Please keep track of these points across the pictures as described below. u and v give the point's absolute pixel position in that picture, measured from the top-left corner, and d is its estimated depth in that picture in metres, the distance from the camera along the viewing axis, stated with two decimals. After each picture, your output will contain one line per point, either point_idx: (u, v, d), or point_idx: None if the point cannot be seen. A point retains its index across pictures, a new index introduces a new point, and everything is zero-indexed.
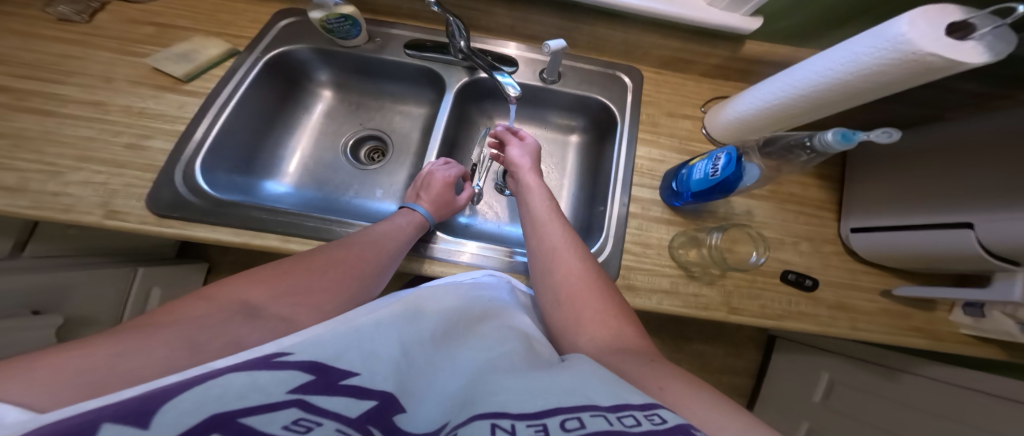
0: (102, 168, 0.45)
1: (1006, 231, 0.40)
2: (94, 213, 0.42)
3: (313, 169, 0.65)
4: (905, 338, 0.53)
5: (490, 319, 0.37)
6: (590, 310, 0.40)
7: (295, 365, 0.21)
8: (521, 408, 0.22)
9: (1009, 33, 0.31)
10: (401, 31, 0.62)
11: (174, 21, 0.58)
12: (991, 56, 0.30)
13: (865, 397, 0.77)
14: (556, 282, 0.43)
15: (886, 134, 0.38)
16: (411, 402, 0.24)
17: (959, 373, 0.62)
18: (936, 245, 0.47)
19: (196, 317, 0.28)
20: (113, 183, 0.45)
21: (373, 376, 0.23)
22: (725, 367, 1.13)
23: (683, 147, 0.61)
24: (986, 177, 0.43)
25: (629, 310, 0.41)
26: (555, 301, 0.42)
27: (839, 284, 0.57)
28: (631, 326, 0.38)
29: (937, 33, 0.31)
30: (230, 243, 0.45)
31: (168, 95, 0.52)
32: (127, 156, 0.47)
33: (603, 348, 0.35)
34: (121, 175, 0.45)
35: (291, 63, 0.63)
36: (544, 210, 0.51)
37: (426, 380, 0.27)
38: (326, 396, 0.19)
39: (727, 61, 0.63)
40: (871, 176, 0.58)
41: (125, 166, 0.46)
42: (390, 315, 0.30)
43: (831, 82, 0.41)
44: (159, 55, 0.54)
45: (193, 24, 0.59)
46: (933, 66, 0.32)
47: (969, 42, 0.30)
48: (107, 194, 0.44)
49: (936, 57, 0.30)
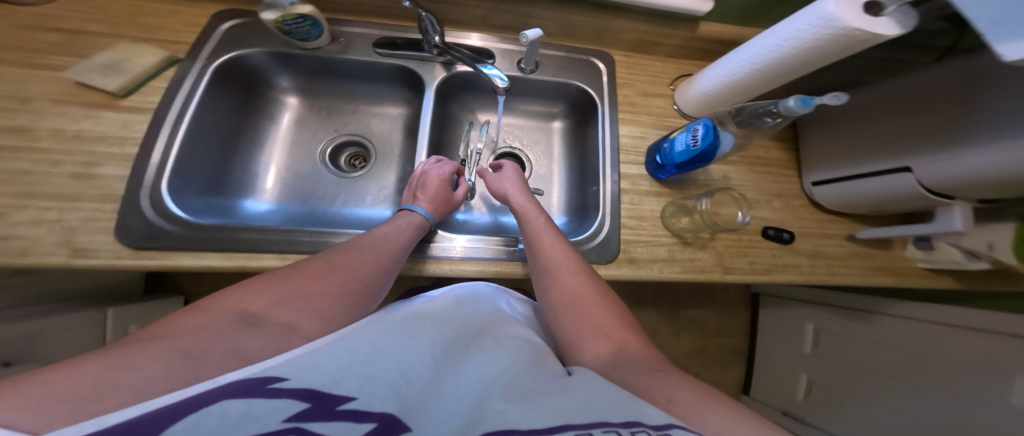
0: (50, 203, 0.39)
1: (942, 173, 0.46)
2: (57, 253, 0.38)
3: (292, 182, 0.61)
4: (871, 275, 0.60)
5: (493, 332, 0.37)
6: (592, 322, 0.39)
7: (289, 394, 0.19)
8: (531, 425, 0.20)
9: (910, 10, 0.38)
10: (360, 28, 0.59)
11: (82, 26, 0.52)
12: (901, 29, 0.37)
13: (849, 341, 0.88)
14: (556, 293, 0.43)
15: (836, 98, 0.41)
16: (418, 420, 0.21)
17: (933, 310, 0.73)
18: (883, 188, 0.53)
19: (194, 332, 0.25)
20: (69, 219, 0.39)
21: (372, 398, 0.21)
22: (720, 328, 1.19)
23: (660, 124, 0.64)
24: (917, 121, 0.49)
25: (631, 319, 0.40)
26: (556, 314, 0.42)
27: (811, 234, 0.62)
28: (634, 337, 0.38)
29: (856, 11, 0.36)
30: (223, 269, 0.42)
31: (104, 113, 0.46)
32: (78, 187, 0.41)
33: (608, 362, 0.35)
34: (77, 209, 0.40)
35: (244, 70, 0.57)
36: (537, 225, 0.49)
37: (432, 392, 0.25)
38: (324, 426, 0.17)
39: (686, 42, 0.67)
40: (815, 129, 0.64)
41: (78, 198, 0.40)
42: (387, 341, 0.28)
43: (781, 56, 0.45)
44: (79, 67, 0.48)
45: (110, 29, 0.52)
46: (859, 39, 0.37)
47: (882, 18, 0.37)
48: (67, 232, 0.39)
49: (860, 31, 0.36)
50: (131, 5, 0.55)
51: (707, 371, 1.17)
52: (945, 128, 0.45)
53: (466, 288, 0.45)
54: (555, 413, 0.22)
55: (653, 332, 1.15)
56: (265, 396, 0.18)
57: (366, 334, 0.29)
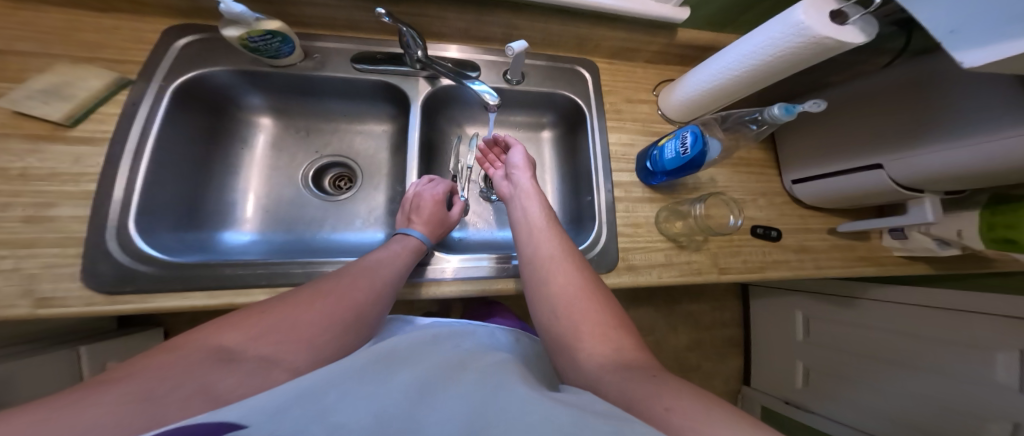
0: (3, 252, 0.35)
1: (913, 168, 0.48)
2: (19, 305, 0.34)
3: (274, 209, 0.57)
4: (854, 265, 0.63)
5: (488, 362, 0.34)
6: (589, 323, 0.38)
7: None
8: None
9: (872, 20, 0.39)
10: (334, 43, 0.57)
11: (11, 44, 0.47)
12: (866, 37, 0.38)
13: (836, 326, 0.92)
14: (552, 296, 0.42)
15: (815, 105, 0.43)
16: None
17: (903, 292, 0.80)
18: (860, 185, 0.55)
19: (161, 373, 0.22)
20: (26, 266, 0.35)
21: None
22: (715, 320, 1.22)
23: (647, 129, 0.65)
24: (885, 117, 0.51)
25: (628, 321, 0.40)
26: (552, 318, 0.41)
27: (796, 229, 0.64)
28: (631, 339, 0.37)
29: (822, 20, 0.38)
30: (208, 308, 0.39)
31: (51, 147, 0.41)
32: (31, 232, 0.37)
33: (607, 364, 0.34)
34: (33, 256, 0.36)
35: (207, 90, 0.53)
36: (534, 222, 0.49)
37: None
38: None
39: (665, 48, 0.68)
40: (791, 128, 0.66)
41: (34, 243, 0.36)
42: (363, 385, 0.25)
43: (757, 63, 0.46)
44: (16, 95, 0.42)
45: (39, 46, 0.47)
46: (829, 47, 0.39)
47: (848, 27, 0.38)
48: (25, 281, 0.35)
49: (831, 39, 0.37)
50: (63, 21, 0.49)
51: (706, 364, 1.20)
52: (910, 126, 0.48)
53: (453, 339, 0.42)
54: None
55: (651, 329, 1.16)
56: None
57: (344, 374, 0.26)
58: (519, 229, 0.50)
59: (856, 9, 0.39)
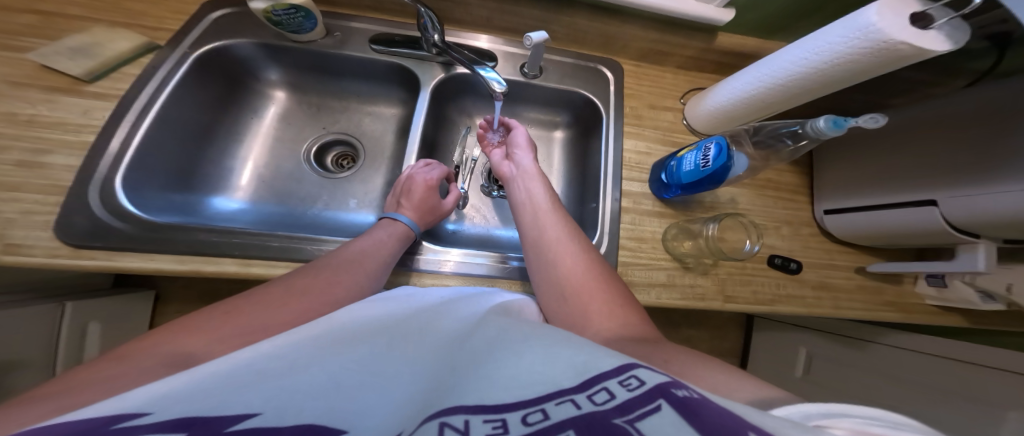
0: None
1: (972, 207, 0.42)
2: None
3: (271, 179, 0.58)
4: (878, 311, 0.57)
5: (458, 314, 0.35)
6: (596, 302, 0.37)
7: (150, 429, 0.14)
8: (481, 399, 0.20)
9: (962, 24, 0.34)
10: (362, 24, 0.56)
11: (65, 8, 0.49)
12: (952, 44, 0.33)
13: (844, 369, 0.85)
14: (558, 277, 0.41)
15: (874, 120, 0.38)
16: (351, 419, 0.20)
17: (922, 341, 0.73)
18: (907, 222, 0.50)
19: (103, 384, 0.22)
20: (5, 210, 0.37)
21: (281, 413, 0.17)
22: (712, 348, 1.16)
23: (668, 139, 0.61)
24: (945, 152, 0.45)
25: (633, 299, 0.39)
26: (558, 298, 0.39)
27: (819, 265, 0.59)
28: (636, 315, 0.36)
29: (902, 23, 0.33)
30: (173, 273, 0.39)
31: (65, 98, 0.43)
32: (22, 176, 0.38)
33: (611, 338, 0.33)
34: (17, 200, 0.37)
35: (230, 59, 0.54)
36: (540, 201, 0.49)
37: (379, 390, 0.23)
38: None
39: (700, 54, 0.63)
40: (836, 156, 0.59)
41: (19, 188, 0.38)
42: (332, 347, 0.25)
43: (807, 72, 0.42)
44: (47, 49, 0.45)
45: (89, 12, 0.49)
46: (903, 54, 0.34)
47: (932, 32, 0.33)
48: (1, 225, 0.36)
49: (906, 45, 0.32)
50: None
51: None
52: (967, 163, 0.43)
53: (432, 289, 0.41)
54: (510, 387, 0.21)
55: None
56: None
57: (310, 339, 0.25)
58: (525, 206, 0.49)
59: (944, 12, 0.34)
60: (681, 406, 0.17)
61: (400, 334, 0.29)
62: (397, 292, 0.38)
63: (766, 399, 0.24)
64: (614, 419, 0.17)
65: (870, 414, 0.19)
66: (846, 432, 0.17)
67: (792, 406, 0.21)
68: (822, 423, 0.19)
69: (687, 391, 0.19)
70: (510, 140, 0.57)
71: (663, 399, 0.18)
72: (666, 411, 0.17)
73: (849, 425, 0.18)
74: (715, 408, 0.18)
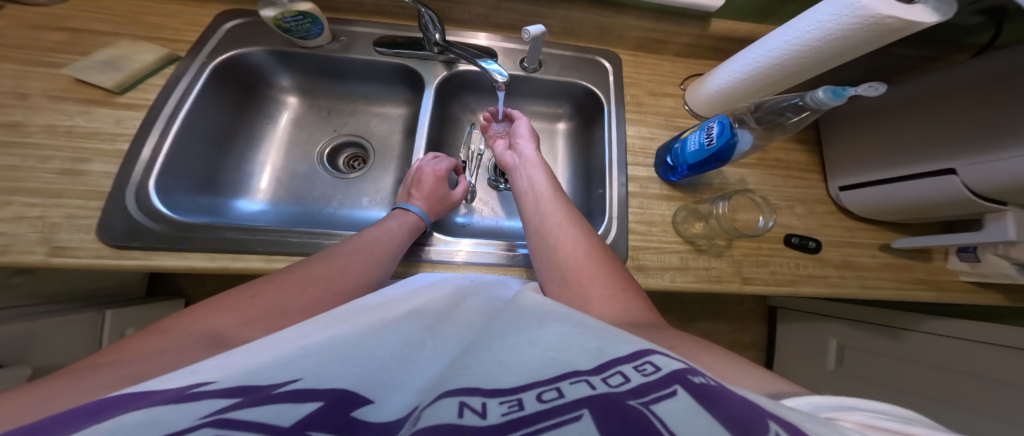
0: (35, 199, 0.39)
1: (992, 172, 0.41)
2: (36, 251, 0.37)
3: (289, 182, 0.60)
4: (907, 289, 0.54)
5: (473, 297, 0.35)
6: (598, 286, 0.36)
7: (211, 396, 0.15)
8: (494, 383, 0.19)
9: None
10: (365, 28, 0.59)
11: (89, 25, 0.53)
12: (941, 16, 0.33)
13: (878, 360, 0.80)
14: (560, 261, 0.40)
15: (873, 88, 0.37)
16: (383, 392, 0.19)
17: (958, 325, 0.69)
18: (927, 193, 0.48)
19: (150, 357, 0.22)
20: (51, 215, 0.39)
21: (323, 376, 0.18)
22: (734, 342, 1.12)
23: (670, 124, 0.61)
24: (960, 116, 0.44)
25: (637, 286, 0.38)
26: (559, 282, 0.38)
27: (840, 243, 0.56)
28: (639, 300, 0.35)
29: None
30: (204, 270, 0.40)
31: (99, 109, 0.46)
32: (63, 183, 0.40)
33: (616, 322, 0.32)
34: (59, 205, 0.39)
35: (244, 68, 0.57)
36: (544, 189, 0.49)
37: (404, 371, 0.22)
38: (258, 409, 0.14)
39: (696, 41, 0.63)
40: (844, 130, 0.58)
41: (62, 194, 0.40)
42: (356, 328, 0.24)
43: (802, 50, 0.42)
44: (79, 64, 0.48)
45: (112, 28, 0.53)
46: (893, 28, 0.34)
47: (918, 6, 0.33)
48: (47, 229, 0.38)
49: (893, 19, 0.33)
50: (136, 5, 0.56)
51: None
52: (981, 128, 0.42)
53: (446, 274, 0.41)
54: (526, 370, 0.21)
55: None
56: (179, 404, 0.14)
57: (333, 318, 0.25)
58: (528, 194, 0.49)
59: None
60: (698, 394, 0.17)
61: (411, 314, 0.29)
62: (417, 279, 0.38)
63: (768, 392, 0.23)
64: (628, 402, 0.17)
65: (880, 408, 0.18)
66: (855, 425, 0.17)
67: (801, 398, 0.20)
68: (831, 414, 0.18)
69: (703, 378, 0.19)
70: (513, 131, 0.58)
71: (679, 384, 0.17)
72: (682, 397, 0.16)
73: (858, 418, 0.17)
74: (733, 397, 0.17)
